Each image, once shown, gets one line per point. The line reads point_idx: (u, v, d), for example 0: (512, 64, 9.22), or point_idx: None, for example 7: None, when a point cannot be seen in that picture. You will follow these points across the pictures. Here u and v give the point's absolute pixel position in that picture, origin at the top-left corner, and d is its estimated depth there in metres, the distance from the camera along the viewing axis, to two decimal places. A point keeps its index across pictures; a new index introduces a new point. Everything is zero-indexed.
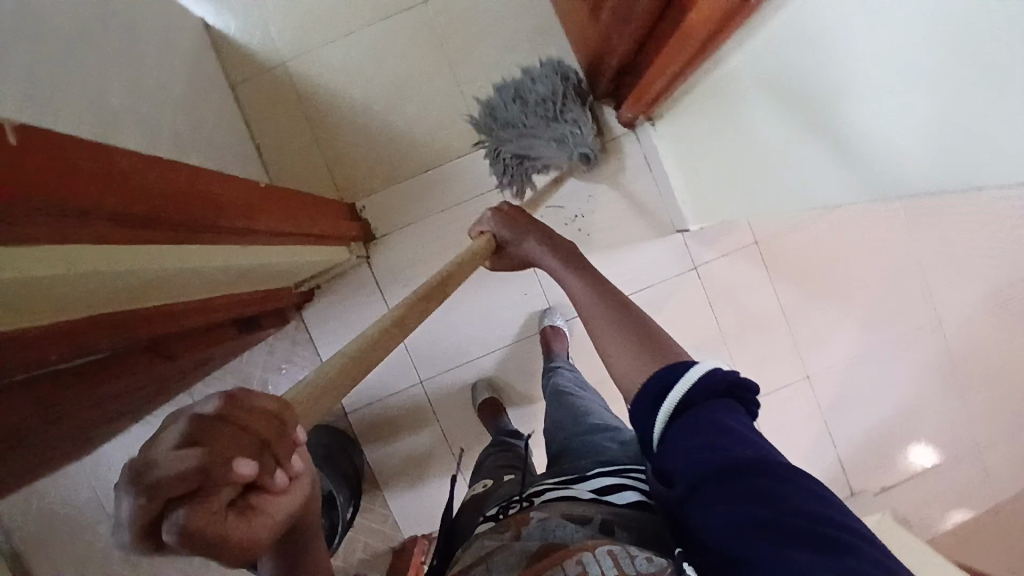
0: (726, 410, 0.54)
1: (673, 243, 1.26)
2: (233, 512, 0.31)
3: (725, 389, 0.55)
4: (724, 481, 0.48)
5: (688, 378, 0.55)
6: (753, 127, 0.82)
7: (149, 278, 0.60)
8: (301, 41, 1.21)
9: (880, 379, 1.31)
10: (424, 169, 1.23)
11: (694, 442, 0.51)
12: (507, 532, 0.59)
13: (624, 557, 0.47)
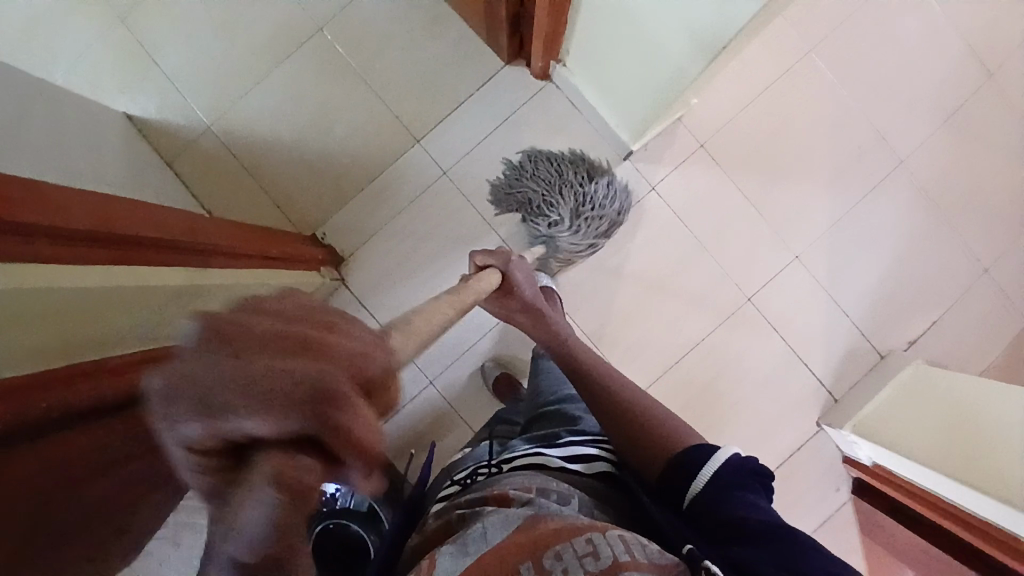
0: (747, 488, 0.63)
1: (624, 171, 1.28)
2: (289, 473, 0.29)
3: (750, 474, 0.65)
4: (752, 548, 0.56)
5: (717, 460, 0.65)
6: (641, 7, 0.85)
7: (102, 304, 0.61)
8: (217, 100, 1.25)
9: (865, 236, 1.31)
10: (370, 180, 1.26)
11: (726, 508, 0.60)
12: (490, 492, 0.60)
13: (633, 545, 0.48)
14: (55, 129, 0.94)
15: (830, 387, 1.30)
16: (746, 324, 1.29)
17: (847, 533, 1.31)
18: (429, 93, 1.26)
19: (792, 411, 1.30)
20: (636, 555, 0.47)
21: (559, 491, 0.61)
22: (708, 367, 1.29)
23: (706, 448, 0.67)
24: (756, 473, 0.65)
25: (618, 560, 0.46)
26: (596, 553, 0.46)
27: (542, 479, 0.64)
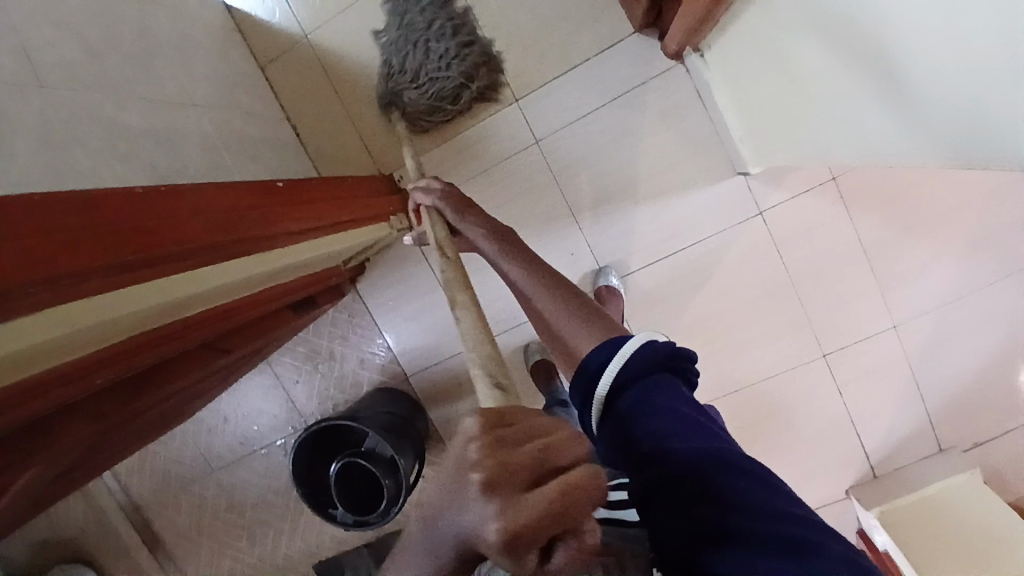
0: (661, 388, 0.58)
1: (733, 186, 1.14)
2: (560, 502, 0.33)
3: (661, 364, 0.60)
4: (666, 475, 0.50)
5: (624, 357, 0.60)
6: (818, 44, 0.69)
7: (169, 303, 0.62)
8: (319, 9, 1.17)
9: (982, 321, 1.16)
10: (458, 130, 1.18)
11: (635, 425, 0.55)
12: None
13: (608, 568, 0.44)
14: (152, 40, 0.91)
15: (875, 462, 1.23)
16: (811, 378, 1.21)
17: None
18: (543, 47, 1.13)
19: (827, 474, 1.25)
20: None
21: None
22: (755, 409, 1.24)
23: (612, 343, 0.62)
24: (671, 363, 0.61)
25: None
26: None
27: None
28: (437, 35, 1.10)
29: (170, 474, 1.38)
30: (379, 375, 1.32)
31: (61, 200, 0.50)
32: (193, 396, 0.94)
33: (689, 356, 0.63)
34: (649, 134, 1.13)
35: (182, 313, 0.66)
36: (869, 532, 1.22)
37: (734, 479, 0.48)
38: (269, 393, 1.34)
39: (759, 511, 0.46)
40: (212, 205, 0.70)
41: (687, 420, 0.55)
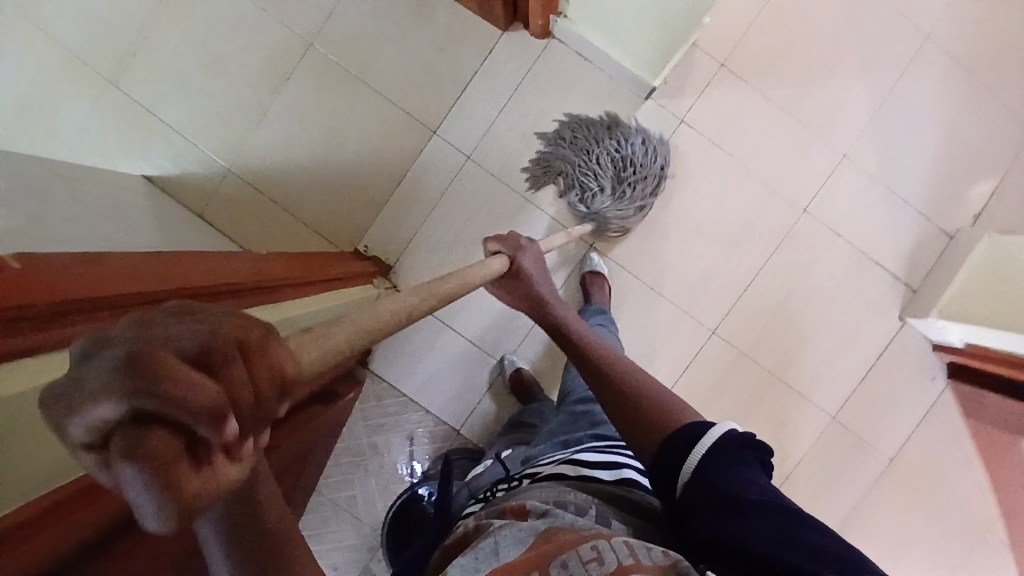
0: (743, 461, 0.58)
1: (647, 111, 1.24)
2: (168, 452, 0.22)
3: (745, 447, 0.59)
4: (754, 522, 0.50)
5: (717, 433, 0.60)
6: None
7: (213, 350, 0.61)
8: (229, 144, 1.25)
9: (910, 115, 1.26)
10: (396, 183, 1.24)
11: (724, 479, 0.55)
12: (504, 512, 0.60)
13: (637, 549, 0.50)
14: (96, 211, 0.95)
15: (905, 279, 1.28)
16: (805, 236, 1.26)
17: (951, 421, 1.31)
18: (433, 81, 1.23)
19: (867, 314, 1.28)
20: (641, 558, 0.48)
21: (577, 502, 0.61)
22: (776, 288, 1.27)
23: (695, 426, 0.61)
24: (752, 446, 0.60)
25: (621, 565, 0.47)
26: (600, 560, 0.48)
27: (559, 491, 0.64)
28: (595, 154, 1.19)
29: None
30: (431, 443, 1.26)
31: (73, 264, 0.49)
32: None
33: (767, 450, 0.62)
34: (555, 106, 1.23)
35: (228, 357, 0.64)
36: (942, 338, 1.26)
37: (815, 533, 0.49)
38: (332, 520, 1.23)
39: (823, 546, 0.47)
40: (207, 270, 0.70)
41: (775, 490, 0.54)
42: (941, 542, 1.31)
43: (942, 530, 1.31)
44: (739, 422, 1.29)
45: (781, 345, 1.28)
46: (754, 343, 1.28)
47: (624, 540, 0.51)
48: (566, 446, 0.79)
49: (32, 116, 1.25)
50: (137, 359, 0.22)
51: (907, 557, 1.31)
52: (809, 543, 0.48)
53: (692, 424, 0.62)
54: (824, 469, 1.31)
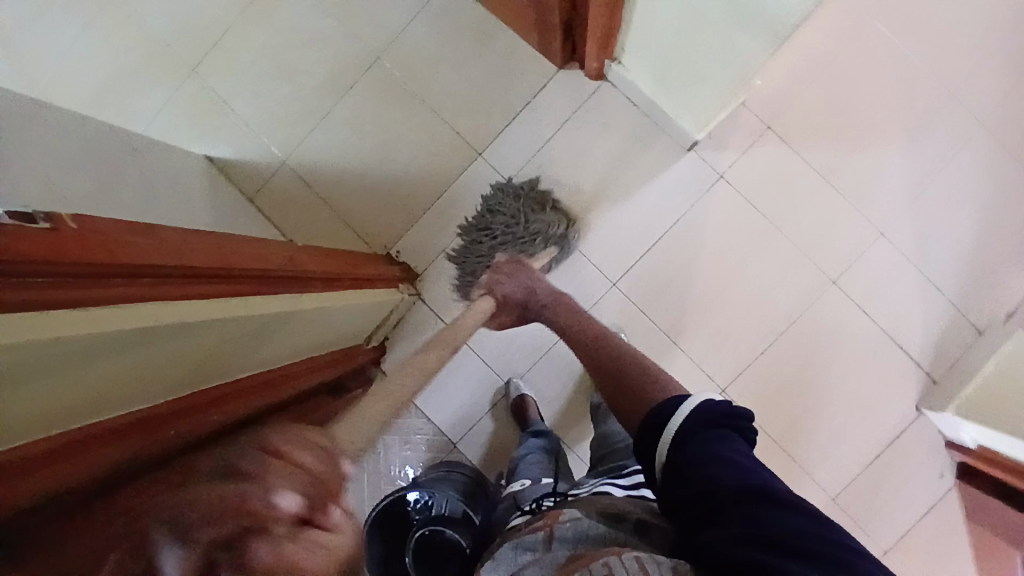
0: (720, 438, 0.70)
1: (689, 161, 1.26)
2: (271, 506, 0.36)
3: (718, 420, 0.72)
4: (723, 507, 0.60)
5: (689, 405, 0.74)
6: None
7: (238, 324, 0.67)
8: (288, 139, 1.33)
9: (953, 201, 1.25)
10: (436, 196, 1.30)
11: (701, 461, 0.67)
12: (544, 520, 0.69)
13: (648, 565, 0.53)
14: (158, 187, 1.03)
15: (928, 367, 1.26)
16: (830, 309, 1.25)
17: (959, 521, 1.26)
18: (487, 107, 1.29)
19: (883, 397, 1.26)
20: None
21: (615, 514, 0.69)
22: (792, 355, 1.26)
23: (673, 402, 0.75)
24: (729, 418, 0.73)
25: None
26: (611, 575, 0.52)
27: (603, 509, 0.70)
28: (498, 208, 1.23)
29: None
30: (428, 453, 1.28)
31: (127, 229, 0.56)
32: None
33: (746, 417, 0.75)
34: (599, 145, 1.27)
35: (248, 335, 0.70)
36: (956, 434, 1.23)
37: (783, 514, 0.58)
38: None
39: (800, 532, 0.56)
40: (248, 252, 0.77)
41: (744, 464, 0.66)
42: None
43: None
44: None
45: (791, 414, 1.26)
46: (763, 408, 1.27)
47: (636, 554, 0.54)
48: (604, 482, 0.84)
49: (119, 88, 1.37)
50: (192, 511, 0.35)
51: None
52: (777, 525, 0.57)
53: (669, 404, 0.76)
54: None
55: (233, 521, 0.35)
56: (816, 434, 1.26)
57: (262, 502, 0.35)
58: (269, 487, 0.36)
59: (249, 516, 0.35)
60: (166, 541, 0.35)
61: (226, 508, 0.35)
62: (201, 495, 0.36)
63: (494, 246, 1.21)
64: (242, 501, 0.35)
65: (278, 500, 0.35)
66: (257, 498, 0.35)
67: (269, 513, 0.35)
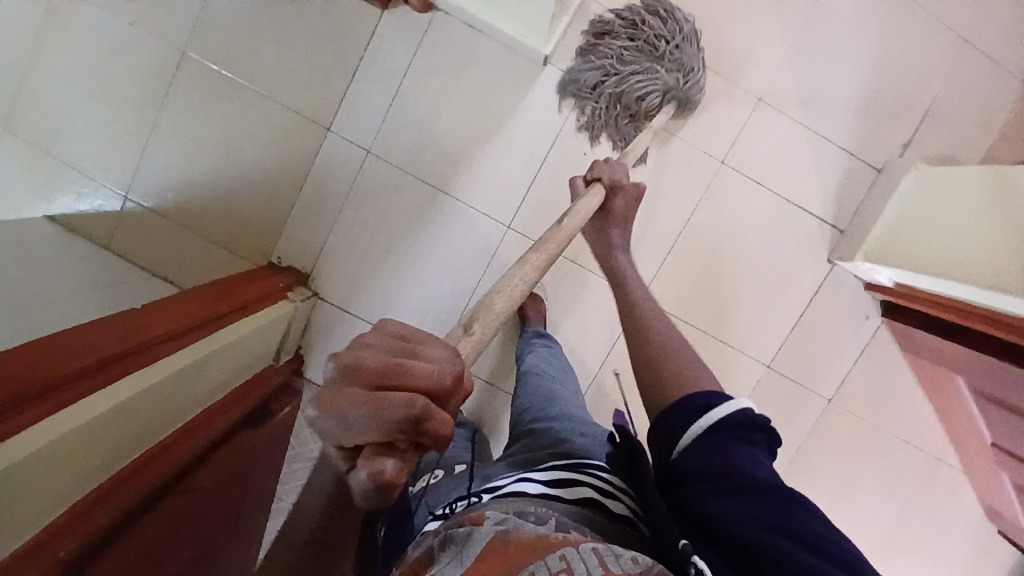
0: (749, 441, 0.68)
1: (549, 79, 1.18)
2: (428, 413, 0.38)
3: (754, 427, 0.70)
4: (738, 489, 0.61)
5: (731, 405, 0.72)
6: None
7: (72, 441, 0.62)
8: (125, 171, 1.21)
9: (824, 48, 1.20)
10: (301, 188, 1.21)
11: (730, 455, 0.65)
12: (463, 525, 0.61)
13: (606, 557, 0.52)
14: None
15: (834, 221, 1.26)
16: (728, 191, 1.22)
17: (889, 353, 1.32)
18: (322, 77, 1.17)
19: (799, 262, 1.26)
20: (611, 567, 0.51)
21: (536, 514, 0.61)
22: (704, 247, 1.24)
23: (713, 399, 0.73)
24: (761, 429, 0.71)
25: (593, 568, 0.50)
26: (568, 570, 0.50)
27: (522, 505, 0.64)
28: (655, 26, 1.08)
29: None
30: None
31: None
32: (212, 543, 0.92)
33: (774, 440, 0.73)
34: (453, 87, 1.17)
35: (90, 441, 0.65)
36: (873, 278, 1.24)
37: (805, 518, 0.58)
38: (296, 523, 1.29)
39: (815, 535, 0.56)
40: (83, 339, 0.71)
41: (767, 469, 0.65)
42: (889, 470, 1.36)
43: (889, 459, 1.35)
44: None
45: (716, 304, 1.26)
46: (688, 305, 1.26)
47: (592, 545, 0.53)
48: (516, 472, 0.79)
49: None
50: (359, 395, 0.38)
51: (858, 489, 1.36)
52: (799, 527, 0.56)
53: (702, 398, 0.73)
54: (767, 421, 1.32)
55: (382, 432, 0.37)
56: (744, 315, 1.28)
57: (396, 420, 0.37)
58: (411, 393, 0.38)
59: (398, 419, 0.37)
60: (342, 423, 0.38)
61: (378, 409, 0.37)
62: (360, 397, 0.38)
63: (600, 72, 1.11)
64: (382, 407, 0.37)
65: (410, 416, 0.37)
66: (401, 411, 0.37)
67: (416, 433, 0.38)
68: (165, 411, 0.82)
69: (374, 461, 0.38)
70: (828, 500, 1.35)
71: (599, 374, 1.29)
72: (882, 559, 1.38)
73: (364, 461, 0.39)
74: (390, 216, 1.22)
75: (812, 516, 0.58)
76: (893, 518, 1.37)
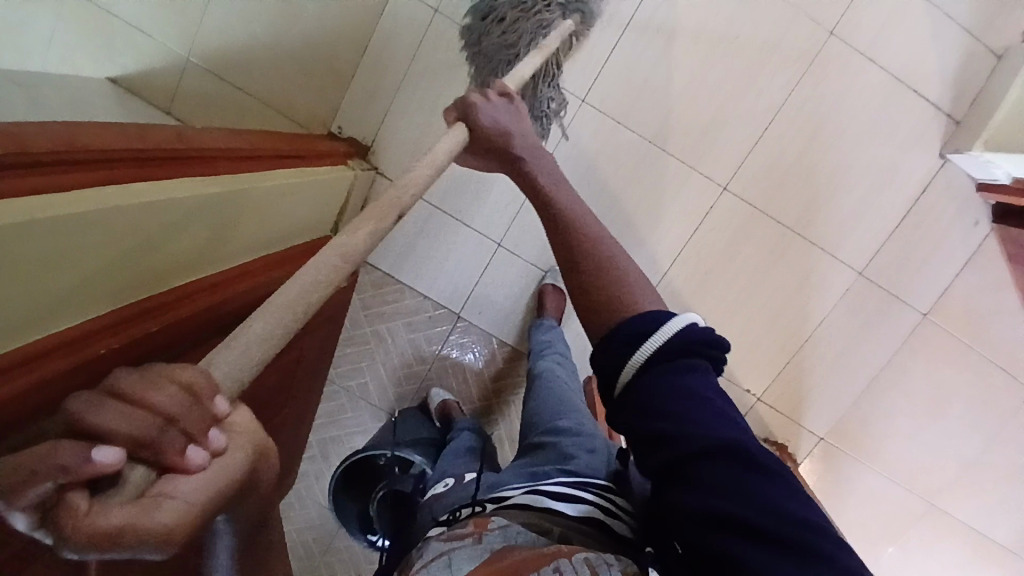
0: (693, 369, 0.54)
1: None
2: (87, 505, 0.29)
3: (700, 346, 0.55)
4: (691, 462, 0.48)
5: (670, 330, 0.55)
6: None
7: (114, 223, 0.55)
8: (181, 25, 1.14)
9: None
10: (363, 50, 1.14)
11: (670, 396, 0.52)
12: (469, 525, 0.62)
13: (600, 567, 0.50)
14: (53, 101, 0.88)
15: (949, 108, 1.11)
16: (832, 66, 1.10)
17: (999, 267, 1.16)
18: None
19: (903, 155, 1.13)
20: None
21: (539, 524, 0.61)
22: (798, 130, 1.12)
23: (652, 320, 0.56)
24: (711, 349, 0.56)
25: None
26: None
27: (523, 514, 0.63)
28: None
29: (320, 531, 1.37)
30: (432, 327, 1.28)
31: None
32: (261, 403, 0.94)
33: (722, 346, 0.58)
34: None
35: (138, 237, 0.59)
36: (987, 175, 1.09)
37: (763, 485, 0.46)
38: (348, 407, 1.32)
39: (782, 511, 0.44)
40: (131, 137, 0.63)
41: (726, 417, 0.51)
42: (985, 400, 1.21)
43: (985, 388, 1.21)
44: (759, 287, 1.20)
45: (805, 196, 1.15)
46: (775, 198, 1.15)
47: (585, 556, 0.51)
48: (530, 479, 0.75)
49: None
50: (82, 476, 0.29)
51: (946, 415, 1.22)
52: (762, 506, 0.45)
53: (641, 320, 0.57)
54: (847, 332, 1.21)
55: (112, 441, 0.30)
56: (835, 211, 1.15)
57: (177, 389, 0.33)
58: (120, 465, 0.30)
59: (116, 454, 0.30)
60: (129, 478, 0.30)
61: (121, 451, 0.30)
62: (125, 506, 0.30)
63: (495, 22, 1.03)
64: (48, 464, 0.28)
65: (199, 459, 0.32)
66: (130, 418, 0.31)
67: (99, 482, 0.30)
68: (217, 243, 0.75)
69: (55, 494, 0.28)
70: (908, 424, 1.23)
71: (669, 271, 1.20)
72: (962, 493, 1.25)
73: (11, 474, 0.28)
74: (459, 85, 1.14)
75: (784, 487, 0.47)
76: (981, 455, 1.24)
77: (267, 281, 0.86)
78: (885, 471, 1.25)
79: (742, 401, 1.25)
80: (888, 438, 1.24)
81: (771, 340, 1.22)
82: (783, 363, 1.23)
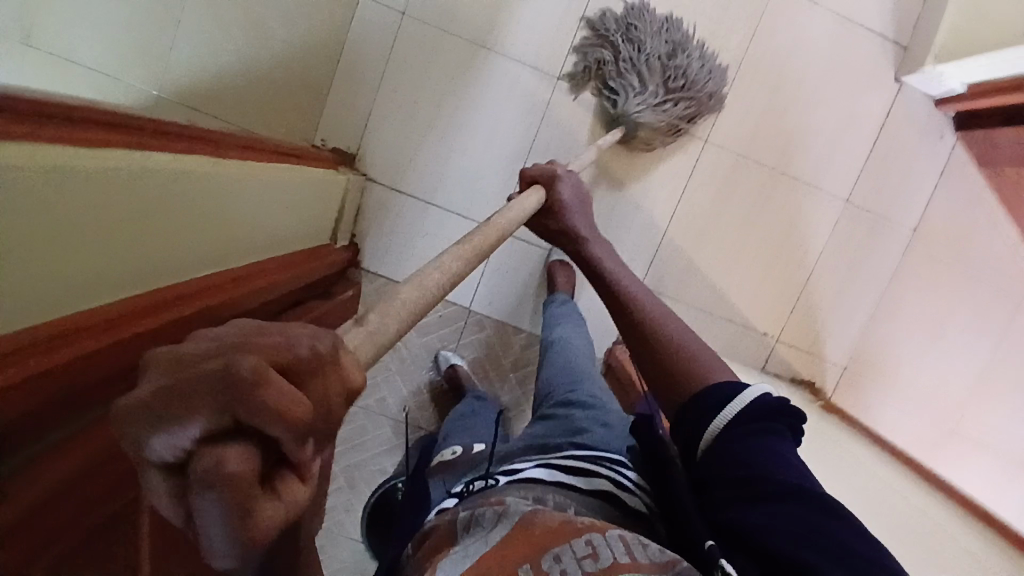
0: (778, 434, 0.55)
1: None
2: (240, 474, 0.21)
3: (779, 415, 0.57)
4: (765, 494, 0.50)
5: (744, 399, 0.57)
6: None
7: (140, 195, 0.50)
8: (149, 64, 1.14)
9: None
10: (336, 62, 1.15)
11: (757, 453, 0.53)
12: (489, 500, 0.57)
13: (634, 545, 0.48)
14: None
15: (895, 34, 1.18)
16: (781, 11, 1.16)
17: (969, 175, 1.22)
18: None
19: (861, 83, 1.19)
20: (637, 556, 0.46)
21: (562, 500, 0.59)
22: (763, 76, 1.18)
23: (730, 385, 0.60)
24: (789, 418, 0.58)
25: (615, 564, 0.45)
26: (595, 555, 0.46)
27: (539, 491, 0.61)
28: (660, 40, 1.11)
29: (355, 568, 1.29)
30: (442, 327, 1.27)
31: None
32: None
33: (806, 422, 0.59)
34: None
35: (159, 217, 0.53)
36: (942, 88, 1.16)
37: (835, 524, 0.47)
38: (369, 426, 1.27)
39: (848, 545, 0.45)
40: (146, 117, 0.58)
41: (801, 472, 0.52)
42: (991, 304, 1.24)
43: (987, 293, 1.24)
44: (756, 231, 1.23)
45: (781, 135, 1.20)
46: (754, 142, 1.20)
47: (619, 534, 0.49)
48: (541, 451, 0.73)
49: None
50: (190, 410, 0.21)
51: (955, 324, 1.25)
52: (833, 539, 0.45)
53: (723, 387, 0.60)
54: (845, 260, 1.24)
55: (206, 413, 0.21)
56: (812, 146, 1.20)
57: (313, 348, 0.24)
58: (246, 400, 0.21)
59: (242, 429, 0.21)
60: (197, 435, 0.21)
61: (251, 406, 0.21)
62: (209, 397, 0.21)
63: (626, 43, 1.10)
64: (255, 403, 0.21)
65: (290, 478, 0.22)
66: (300, 403, 0.21)
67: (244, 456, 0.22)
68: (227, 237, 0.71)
69: (216, 444, 0.21)
70: (921, 339, 1.26)
71: (667, 229, 1.22)
72: None
73: (139, 412, 0.21)
74: (435, 80, 1.17)
75: (849, 527, 0.47)
76: None
77: (273, 284, 0.83)
78: (911, 392, 1.27)
79: (760, 346, 1.26)
80: (907, 357, 1.27)
81: (777, 280, 1.25)
82: (792, 301, 1.25)
